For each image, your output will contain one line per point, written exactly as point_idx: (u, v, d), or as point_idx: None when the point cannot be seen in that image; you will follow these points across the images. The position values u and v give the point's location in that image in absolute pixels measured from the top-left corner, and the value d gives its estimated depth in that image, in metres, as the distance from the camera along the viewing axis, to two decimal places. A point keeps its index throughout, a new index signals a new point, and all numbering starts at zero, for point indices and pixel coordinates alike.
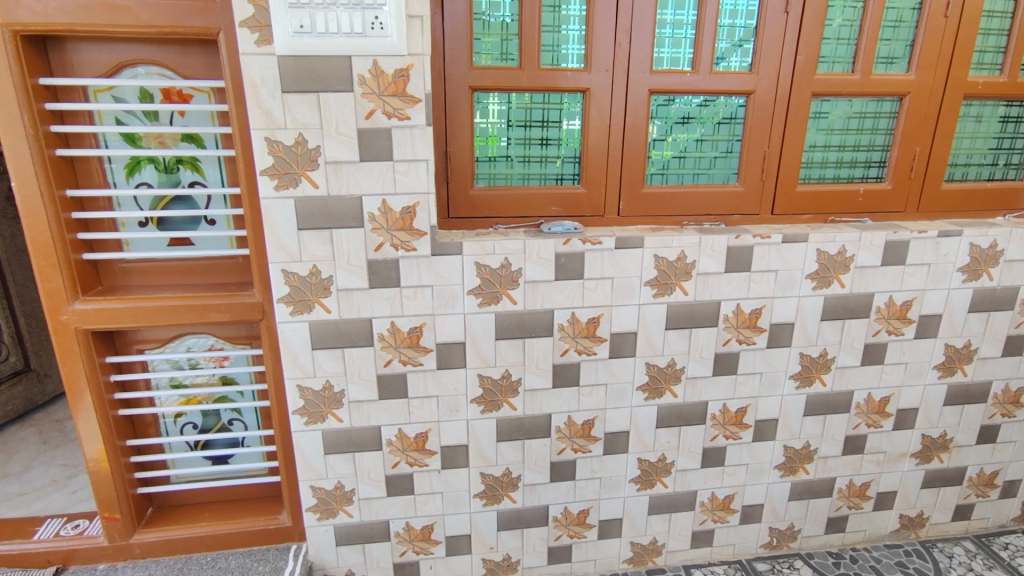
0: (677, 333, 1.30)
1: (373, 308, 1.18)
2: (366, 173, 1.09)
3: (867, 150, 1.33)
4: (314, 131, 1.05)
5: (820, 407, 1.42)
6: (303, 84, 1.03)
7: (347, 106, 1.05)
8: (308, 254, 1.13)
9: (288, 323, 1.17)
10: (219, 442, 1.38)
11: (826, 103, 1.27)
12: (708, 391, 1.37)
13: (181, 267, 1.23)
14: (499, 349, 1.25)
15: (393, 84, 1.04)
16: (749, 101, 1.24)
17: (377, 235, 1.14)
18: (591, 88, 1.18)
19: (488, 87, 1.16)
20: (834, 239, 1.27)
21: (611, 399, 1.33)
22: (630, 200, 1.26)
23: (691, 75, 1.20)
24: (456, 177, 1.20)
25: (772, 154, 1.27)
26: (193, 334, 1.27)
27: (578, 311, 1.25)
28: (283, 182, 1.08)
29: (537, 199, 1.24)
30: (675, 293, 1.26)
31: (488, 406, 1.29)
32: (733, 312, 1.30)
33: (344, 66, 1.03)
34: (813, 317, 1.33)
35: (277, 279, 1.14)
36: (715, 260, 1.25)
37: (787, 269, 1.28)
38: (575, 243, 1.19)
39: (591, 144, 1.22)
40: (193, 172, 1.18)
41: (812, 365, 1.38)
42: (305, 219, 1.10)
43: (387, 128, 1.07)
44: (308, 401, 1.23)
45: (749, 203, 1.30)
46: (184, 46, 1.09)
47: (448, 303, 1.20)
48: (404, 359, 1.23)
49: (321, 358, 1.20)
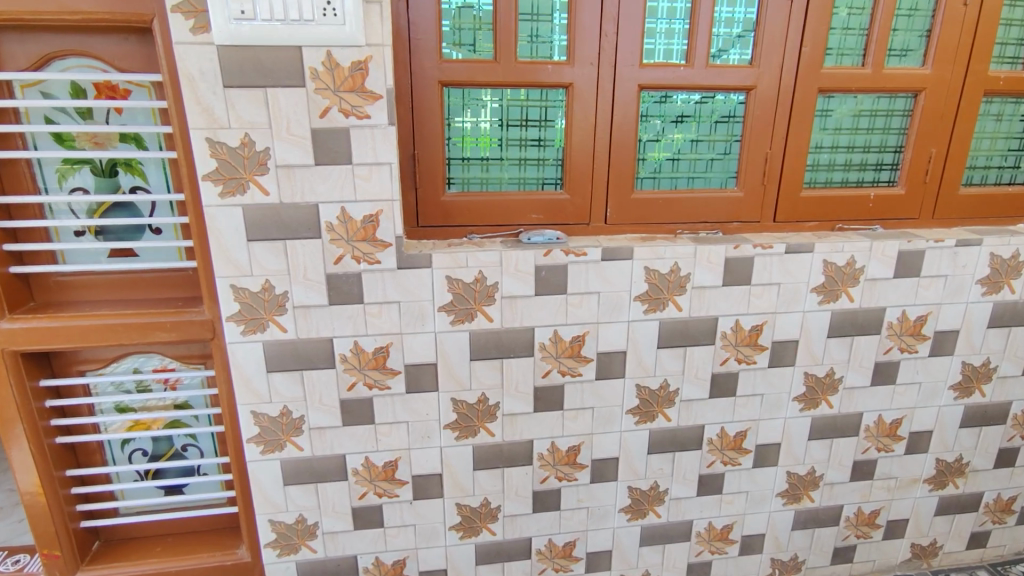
0: (670, 352, 1.19)
1: (334, 326, 1.07)
2: (322, 179, 0.98)
3: (878, 151, 1.21)
4: (262, 131, 0.94)
5: (827, 430, 1.31)
6: (248, 78, 0.91)
7: (299, 103, 0.93)
8: (260, 268, 1.02)
9: (240, 344, 1.06)
10: (171, 471, 1.27)
11: (833, 100, 1.16)
12: (705, 414, 1.26)
13: (125, 280, 1.11)
14: (474, 370, 1.14)
15: (350, 79, 0.93)
16: (750, 98, 1.12)
17: (335, 247, 1.02)
18: (575, 83, 1.07)
19: (461, 82, 1.04)
20: (842, 249, 1.16)
21: (599, 424, 1.23)
22: (619, 208, 1.15)
23: (686, 69, 1.09)
24: (425, 181, 1.08)
25: (774, 156, 1.16)
26: (139, 354, 1.17)
27: (561, 329, 1.13)
28: (229, 188, 0.96)
29: (516, 206, 1.12)
30: (668, 309, 1.15)
31: (463, 433, 1.19)
32: (732, 329, 1.19)
33: (294, 57, 0.91)
34: (818, 334, 1.22)
35: (225, 296, 1.03)
36: (712, 272, 1.14)
37: (791, 282, 1.17)
38: (557, 254, 1.08)
39: (574, 144, 1.10)
40: (135, 177, 1.08)
41: (817, 386, 1.26)
42: (255, 229, 0.99)
43: (345, 128, 0.96)
44: (264, 428, 1.12)
45: (748, 210, 1.18)
46: (119, 35, 0.98)
47: (418, 321, 1.09)
48: (369, 382, 1.12)
49: (277, 382, 1.09)
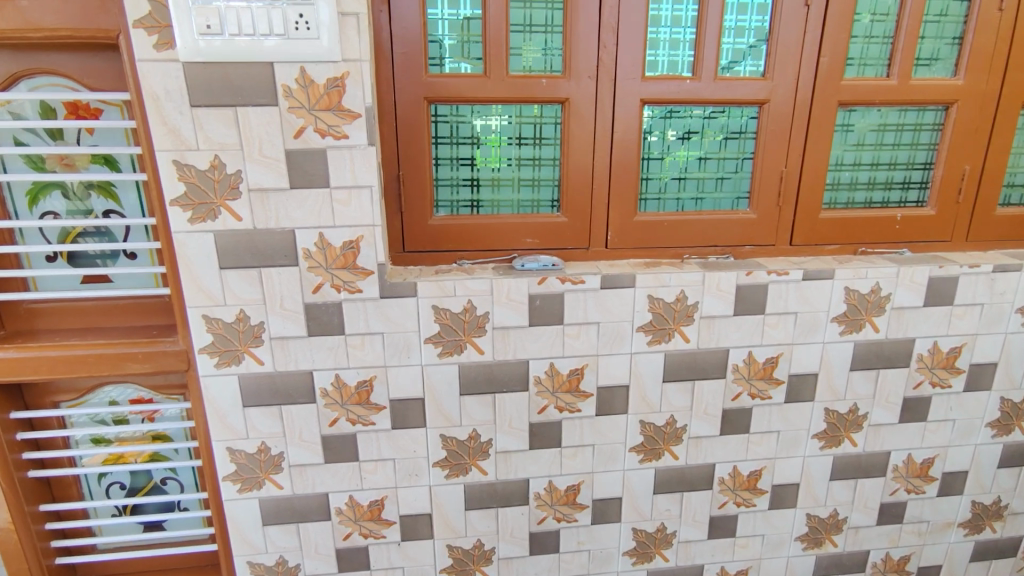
0: (677, 386, 1.10)
1: (314, 359, 1.00)
2: (298, 203, 0.92)
3: (905, 168, 1.11)
4: (233, 153, 0.88)
5: (850, 470, 1.20)
6: (217, 97, 0.85)
7: (272, 122, 0.87)
8: (233, 297, 0.95)
9: (214, 377, 0.99)
10: (150, 507, 1.21)
11: (855, 114, 1.06)
12: (715, 452, 1.16)
13: (98, 307, 1.06)
14: (464, 406, 1.06)
15: (326, 96, 0.87)
16: (762, 112, 1.04)
17: (314, 275, 0.96)
18: (571, 98, 0.99)
19: (448, 98, 0.97)
20: (866, 275, 1.06)
21: (600, 462, 1.14)
22: (620, 231, 1.07)
23: (692, 82, 1.00)
24: (411, 204, 1.01)
25: (790, 175, 1.07)
26: (115, 384, 1.12)
27: (558, 362, 1.05)
28: (199, 214, 0.90)
29: (509, 230, 1.05)
30: (674, 340, 1.07)
31: (453, 471, 1.11)
32: (744, 361, 1.10)
33: (266, 74, 0.85)
34: (840, 368, 1.12)
35: (197, 327, 0.96)
36: (722, 301, 1.05)
37: (809, 311, 1.07)
38: (552, 282, 1.00)
39: (571, 164, 1.03)
40: (108, 200, 1.03)
41: (840, 423, 1.16)
42: (227, 256, 0.93)
43: (321, 148, 0.90)
44: (241, 466, 1.05)
45: (762, 233, 1.09)
46: (88, 52, 0.93)
47: (403, 353, 1.02)
48: (352, 417, 1.05)
49: (253, 417, 1.02)
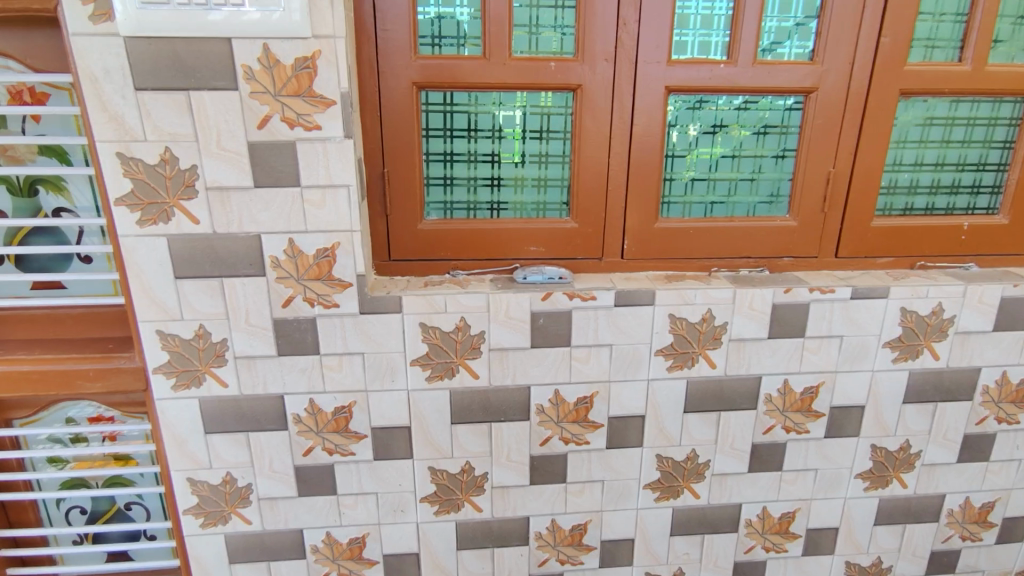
0: (700, 418, 0.96)
1: (285, 382, 0.88)
2: (264, 205, 0.79)
3: (975, 169, 0.95)
4: (186, 145, 0.76)
5: (898, 515, 1.05)
6: (166, 79, 0.73)
7: (231, 110, 0.75)
8: (191, 311, 0.83)
9: (170, 401, 0.87)
10: (114, 535, 1.11)
11: (918, 105, 0.90)
12: (743, 492, 1.02)
13: (46, 317, 0.94)
14: (456, 436, 0.93)
15: (294, 80, 0.74)
16: (809, 103, 0.88)
17: (283, 286, 0.83)
18: (584, 84, 0.85)
19: (441, 83, 0.84)
20: (927, 294, 0.90)
21: (610, 500, 1.01)
22: (639, 240, 0.93)
23: (726, 66, 0.85)
24: (397, 206, 0.88)
25: (839, 176, 0.91)
26: (71, 402, 1.00)
27: (564, 388, 0.92)
28: (149, 216, 0.78)
29: (510, 237, 0.91)
30: (698, 366, 0.93)
31: (444, 507, 0.98)
32: (779, 391, 0.95)
33: (223, 53, 0.72)
34: (891, 399, 0.97)
35: (150, 344, 0.84)
36: (755, 322, 0.90)
37: (858, 335, 0.92)
38: (558, 298, 0.87)
39: (583, 161, 0.89)
40: (59, 197, 0.91)
41: (888, 462, 1.01)
42: (183, 264, 0.81)
43: (290, 141, 0.77)
44: (204, 499, 0.93)
45: (804, 243, 0.94)
46: (30, 28, 0.81)
47: (387, 377, 0.89)
48: (329, 447, 0.92)
49: (217, 445, 0.90)
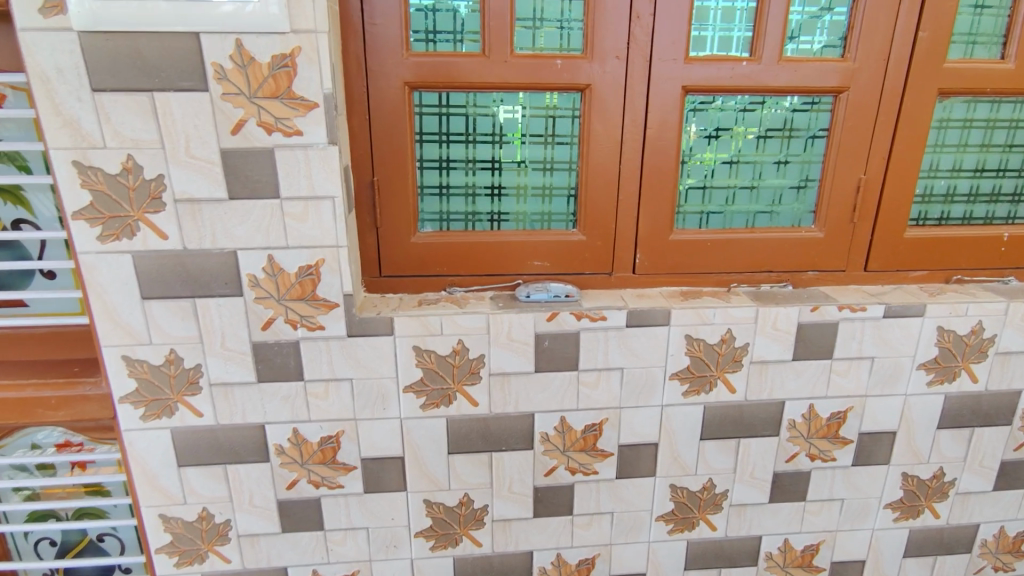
0: (718, 445, 0.89)
1: (265, 410, 0.81)
2: (240, 218, 0.71)
3: (1017, 175, 0.88)
4: (151, 153, 0.68)
5: (928, 547, 0.98)
6: (127, 79, 0.65)
7: (201, 114, 0.67)
8: (160, 335, 0.75)
9: (139, 432, 0.80)
10: (86, 569, 1.03)
11: (958, 106, 0.83)
12: (764, 523, 0.94)
13: (2, 338, 0.84)
14: (454, 467, 0.86)
15: (271, 80, 0.67)
16: (839, 104, 0.81)
17: (262, 307, 0.75)
18: (594, 84, 0.77)
19: (436, 83, 0.76)
20: (967, 312, 0.83)
21: (620, 532, 0.93)
22: (652, 253, 0.85)
23: (750, 64, 0.78)
24: (388, 217, 0.81)
25: (870, 184, 0.84)
26: (38, 427, 0.92)
27: (570, 416, 0.85)
28: (111, 231, 0.70)
29: (512, 250, 0.83)
30: (716, 391, 0.85)
31: (440, 542, 0.91)
32: (804, 417, 0.88)
33: (191, 49, 0.65)
34: (925, 425, 0.89)
35: (116, 371, 0.76)
36: (779, 343, 0.83)
37: (890, 357, 0.85)
38: (565, 318, 0.79)
39: (592, 168, 0.81)
40: (18, 207, 0.82)
41: (920, 491, 0.94)
42: (150, 284, 0.73)
43: (268, 148, 0.69)
44: (178, 536, 0.86)
45: (831, 256, 0.87)
46: None
47: (377, 404, 0.81)
48: (315, 479, 0.85)
49: (192, 479, 0.83)
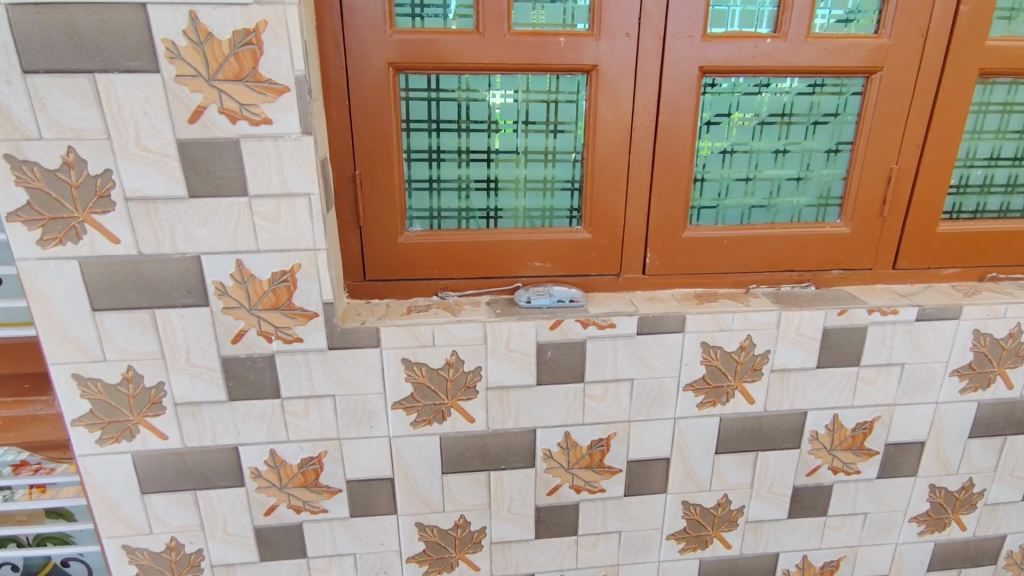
0: (735, 460, 0.82)
1: (238, 431, 0.73)
2: (202, 219, 0.63)
3: None
4: (96, 144, 0.59)
5: (954, 560, 0.92)
6: (64, 58, 0.56)
7: (153, 99, 0.58)
8: (116, 351, 0.67)
9: (96, 458, 0.72)
10: None
11: (999, 89, 0.75)
12: (781, 540, 0.88)
13: None
14: (448, 487, 0.79)
15: (233, 60, 0.58)
16: (871, 86, 0.73)
17: (232, 318, 0.67)
18: (601, 65, 0.69)
19: (425, 64, 0.67)
20: (1005, 314, 0.76)
21: (629, 552, 0.87)
22: (664, 252, 0.77)
23: (774, 42, 0.70)
24: (373, 215, 0.72)
25: (902, 174, 0.77)
26: None
27: (575, 431, 0.77)
28: (52, 235, 0.61)
29: (510, 250, 0.76)
30: (734, 402, 0.78)
31: (434, 567, 0.84)
32: (828, 428, 0.81)
33: (137, 23, 0.56)
34: (956, 434, 0.83)
35: (67, 392, 0.68)
36: (803, 350, 0.76)
37: (922, 363, 0.78)
38: (570, 326, 0.71)
39: (598, 159, 0.73)
40: None
41: (947, 503, 0.88)
42: (102, 293, 0.64)
43: (232, 138, 0.60)
44: (145, 568, 0.78)
45: (858, 253, 0.80)
46: None
47: (363, 423, 0.74)
48: (296, 504, 0.77)
49: (158, 506, 0.75)
